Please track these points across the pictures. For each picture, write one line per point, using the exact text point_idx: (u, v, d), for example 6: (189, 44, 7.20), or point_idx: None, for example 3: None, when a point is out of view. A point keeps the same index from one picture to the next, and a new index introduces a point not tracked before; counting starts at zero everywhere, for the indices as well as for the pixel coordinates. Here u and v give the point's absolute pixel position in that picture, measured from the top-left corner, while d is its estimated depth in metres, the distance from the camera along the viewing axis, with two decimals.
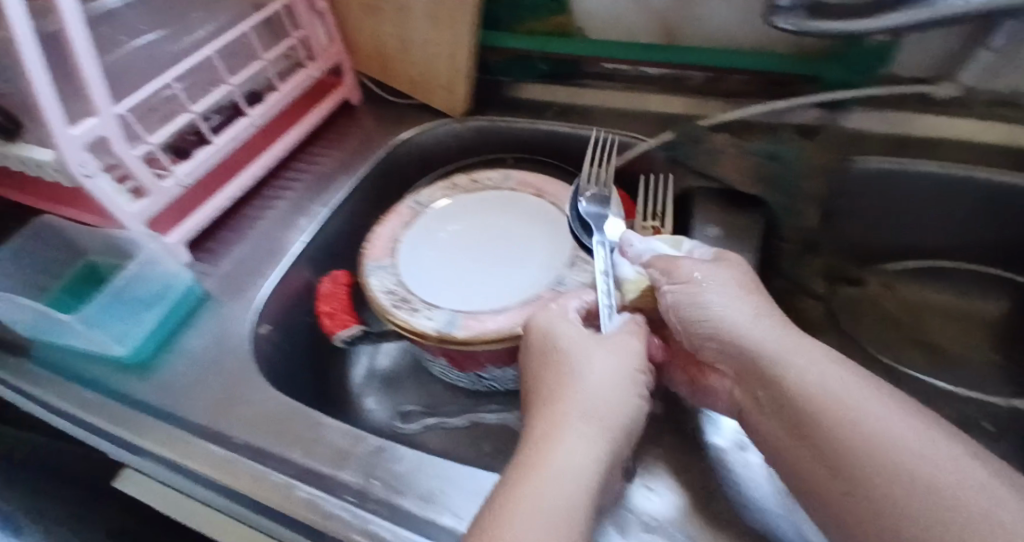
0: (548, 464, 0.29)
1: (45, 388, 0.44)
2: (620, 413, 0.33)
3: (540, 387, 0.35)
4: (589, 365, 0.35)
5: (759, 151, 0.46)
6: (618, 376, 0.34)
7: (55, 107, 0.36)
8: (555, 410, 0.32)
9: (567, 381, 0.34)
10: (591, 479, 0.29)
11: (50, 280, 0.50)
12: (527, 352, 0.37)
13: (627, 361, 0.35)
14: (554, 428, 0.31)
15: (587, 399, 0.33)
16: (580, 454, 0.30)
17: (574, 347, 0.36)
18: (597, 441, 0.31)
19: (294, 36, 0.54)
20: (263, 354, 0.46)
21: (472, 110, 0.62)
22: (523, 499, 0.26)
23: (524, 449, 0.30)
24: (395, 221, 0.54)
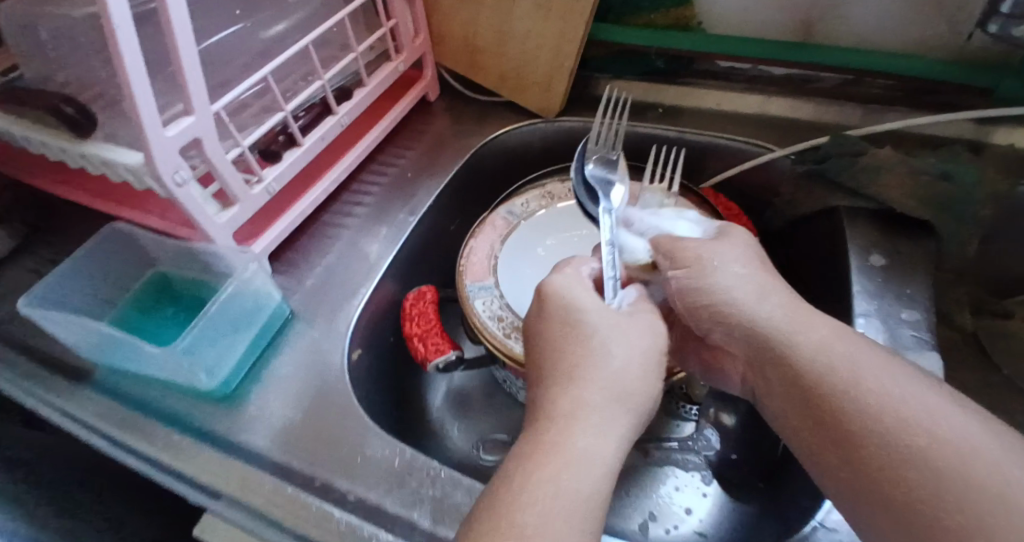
0: (568, 452, 0.26)
1: (110, 422, 0.37)
2: (639, 395, 0.30)
3: (548, 350, 0.32)
4: (605, 337, 0.32)
5: (927, 168, 0.40)
6: (643, 359, 0.31)
7: (151, 112, 0.32)
8: (572, 387, 0.29)
9: (584, 356, 0.31)
10: (607, 471, 0.26)
11: (116, 295, 0.45)
12: (538, 309, 0.35)
13: (651, 341, 0.32)
14: (567, 410, 0.28)
15: (609, 379, 0.29)
16: (602, 443, 0.27)
17: (594, 319, 0.33)
18: (619, 429, 0.28)
19: (385, 27, 0.50)
20: (359, 382, 0.42)
21: (564, 108, 0.57)
22: (533, 484, 0.25)
23: (535, 425, 0.28)
24: (491, 232, 0.49)
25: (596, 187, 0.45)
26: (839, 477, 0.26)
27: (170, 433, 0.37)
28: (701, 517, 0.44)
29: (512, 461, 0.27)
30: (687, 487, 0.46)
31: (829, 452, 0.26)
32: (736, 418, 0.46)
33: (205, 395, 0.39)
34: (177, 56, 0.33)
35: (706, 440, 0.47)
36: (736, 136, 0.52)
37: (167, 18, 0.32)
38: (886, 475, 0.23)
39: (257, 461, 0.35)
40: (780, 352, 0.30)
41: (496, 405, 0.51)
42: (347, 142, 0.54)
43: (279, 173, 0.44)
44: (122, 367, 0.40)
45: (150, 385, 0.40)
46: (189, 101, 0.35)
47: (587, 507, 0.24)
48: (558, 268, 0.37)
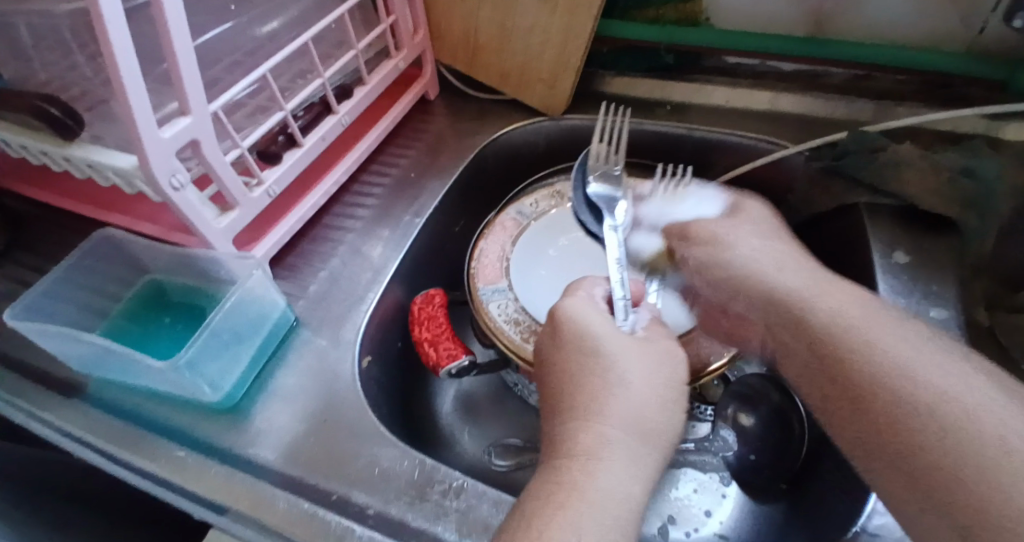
0: (592, 494, 0.25)
1: (106, 439, 0.35)
2: (660, 431, 0.29)
3: (566, 383, 0.30)
4: (622, 368, 0.30)
5: (949, 164, 0.40)
6: (665, 390, 0.30)
7: (145, 111, 0.30)
8: (591, 421, 0.28)
9: (602, 388, 0.29)
10: (632, 513, 0.25)
11: (108, 304, 0.43)
12: (553, 336, 0.33)
13: (672, 372, 0.31)
14: (587, 448, 0.27)
15: (630, 414, 0.28)
16: (626, 484, 0.26)
17: (615, 347, 0.31)
18: (643, 467, 0.27)
19: (385, 23, 0.48)
20: (370, 391, 0.40)
21: (568, 106, 0.56)
22: (560, 527, 0.23)
23: (557, 462, 0.26)
24: (501, 234, 0.47)
25: (600, 204, 0.43)
26: (865, 450, 0.25)
27: (173, 448, 0.34)
28: (723, 518, 0.43)
29: (529, 499, 0.25)
30: (705, 488, 0.45)
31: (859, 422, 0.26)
32: (755, 418, 0.43)
33: (208, 408, 0.37)
34: (171, 51, 0.31)
35: (723, 441, 0.44)
36: (747, 133, 0.51)
37: (160, 11, 0.30)
38: (909, 443, 0.23)
39: (268, 476, 0.33)
40: (793, 350, 0.31)
41: (506, 408, 0.49)
42: (347, 142, 0.52)
43: (279, 175, 0.42)
44: (117, 380, 0.38)
45: (148, 398, 0.38)
46: (184, 99, 0.33)
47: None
48: (571, 291, 0.36)
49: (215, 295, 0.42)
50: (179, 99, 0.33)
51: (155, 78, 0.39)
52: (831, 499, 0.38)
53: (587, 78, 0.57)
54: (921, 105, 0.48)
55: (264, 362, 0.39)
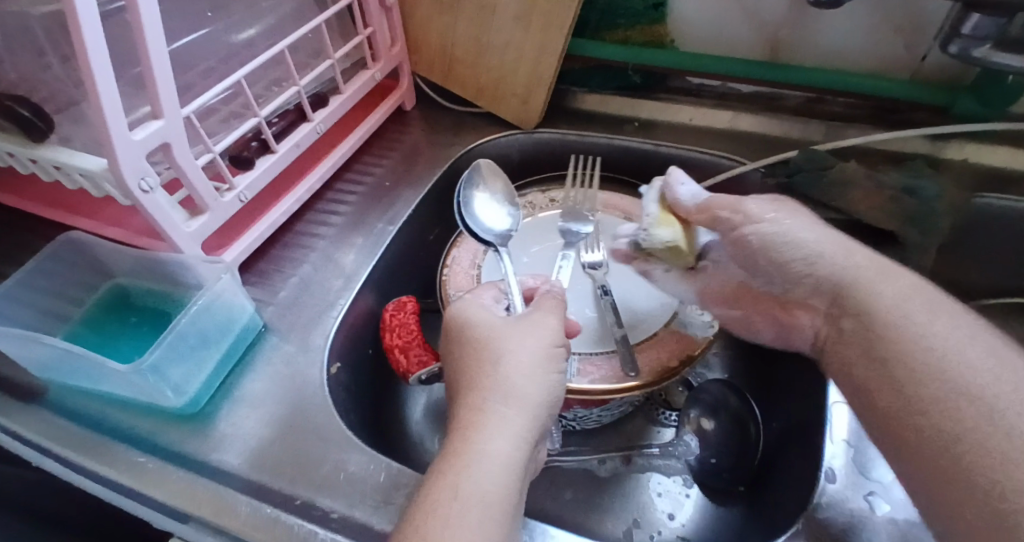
0: (468, 457, 0.26)
1: (63, 444, 0.34)
2: (538, 392, 0.30)
3: (459, 371, 0.32)
4: (500, 345, 0.31)
5: (892, 183, 0.43)
6: (544, 357, 0.31)
7: (117, 112, 0.30)
8: (472, 397, 0.29)
9: (478, 366, 0.31)
10: (511, 472, 0.27)
11: (69, 308, 0.42)
12: (446, 330, 0.34)
13: (549, 337, 0.32)
14: (468, 421, 0.28)
15: (510, 381, 0.30)
16: (502, 445, 0.27)
17: (498, 330, 0.32)
18: (521, 427, 0.28)
19: (362, 35, 0.50)
20: (340, 397, 0.40)
21: (541, 121, 0.58)
22: (441, 496, 0.25)
23: (449, 438, 0.28)
24: (473, 243, 0.49)
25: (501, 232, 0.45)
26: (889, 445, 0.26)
27: (133, 454, 0.34)
28: (684, 521, 0.44)
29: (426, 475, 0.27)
30: (668, 492, 0.46)
31: (887, 400, 0.27)
32: (716, 423, 0.46)
33: (169, 414, 0.36)
34: (144, 54, 0.31)
35: (686, 445, 0.45)
36: (711, 150, 0.53)
37: (136, 16, 0.30)
38: None
39: (231, 481, 0.33)
40: None
41: None
42: (321, 150, 0.52)
43: (251, 181, 0.42)
44: (77, 386, 0.37)
45: (107, 404, 0.37)
46: (156, 103, 0.33)
47: (491, 509, 0.25)
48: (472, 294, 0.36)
49: (181, 300, 0.42)
50: (152, 103, 0.33)
51: (126, 81, 0.39)
52: (779, 496, 0.40)
53: (559, 94, 0.59)
54: (868, 127, 0.51)
55: (230, 368, 0.39)
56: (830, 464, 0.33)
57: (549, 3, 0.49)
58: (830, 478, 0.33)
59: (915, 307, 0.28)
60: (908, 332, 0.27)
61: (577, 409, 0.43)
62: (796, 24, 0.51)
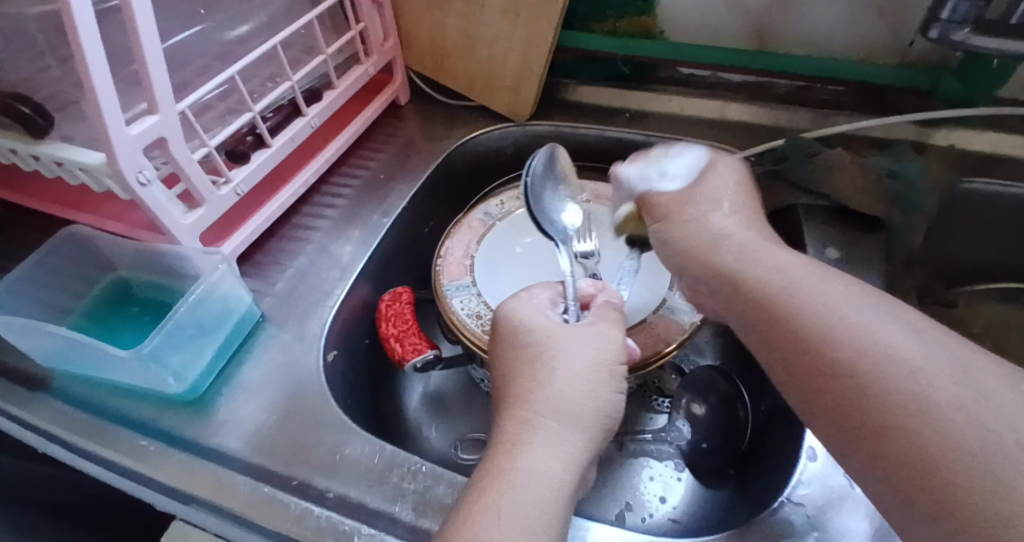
0: (513, 474, 0.25)
1: (70, 430, 0.36)
2: (590, 410, 0.29)
3: (507, 383, 0.31)
4: (562, 354, 0.31)
5: (876, 168, 0.44)
6: (597, 376, 0.30)
7: (113, 106, 0.31)
8: (520, 410, 0.29)
9: (530, 377, 0.30)
10: (559, 495, 0.25)
11: (72, 301, 0.43)
12: (498, 341, 0.34)
13: (606, 355, 0.31)
14: (514, 435, 0.27)
15: (558, 397, 0.29)
16: (550, 463, 0.26)
17: (552, 343, 0.32)
18: (571, 446, 0.27)
19: (354, 30, 0.51)
20: (336, 383, 0.41)
21: (533, 113, 0.59)
22: (483, 511, 0.23)
23: (492, 452, 0.27)
24: (467, 233, 0.50)
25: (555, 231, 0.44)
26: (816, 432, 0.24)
27: (135, 439, 0.35)
28: (675, 503, 0.45)
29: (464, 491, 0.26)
30: (661, 476, 0.47)
31: (800, 383, 0.25)
32: (706, 407, 0.47)
33: (170, 400, 0.37)
34: (139, 50, 0.32)
35: (678, 430, 0.47)
36: (701, 140, 0.54)
37: (131, 13, 0.31)
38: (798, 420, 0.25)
39: (231, 464, 0.34)
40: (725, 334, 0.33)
41: (475, 404, 0.50)
42: (316, 145, 0.53)
43: (246, 175, 0.43)
44: (80, 374, 0.38)
45: (112, 393, 0.38)
46: (152, 99, 0.34)
47: (534, 532, 0.23)
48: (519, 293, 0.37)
49: (180, 290, 0.43)
50: (148, 98, 0.34)
51: (122, 79, 0.40)
52: (764, 472, 0.41)
53: (551, 86, 0.60)
54: (855, 115, 0.52)
55: (229, 357, 0.40)
56: (811, 443, 0.34)
57: None
58: (810, 455, 0.34)
59: (822, 291, 0.26)
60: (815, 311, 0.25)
61: None
62: (783, 12, 0.51)
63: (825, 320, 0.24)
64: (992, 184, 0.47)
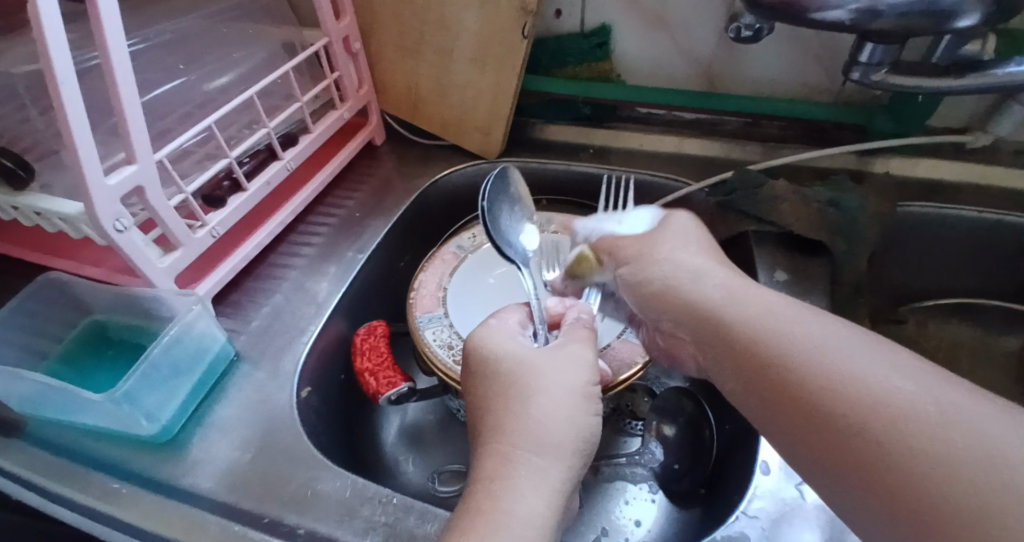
0: (496, 516, 0.26)
1: (43, 474, 0.36)
2: (569, 436, 0.29)
3: (486, 417, 0.31)
4: (537, 382, 0.32)
5: (818, 197, 0.47)
6: (575, 402, 0.31)
7: (92, 159, 0.33)
8: (499, 445, 0.29)
9: (509, 408, 0.30)
10: (542, 533, 0.26)
11: (48, 345, 0.44)
12: (473, 371, 0.34)
13: (582, 380, 0.32)
14: (494, 472, 0.28)
15: (535, 428, 0.29)
16: (533, 501, 0.26)
17: (528, 371, 0.32)
18: (553, 479, 0.28)
19: (328, 79, 0.53)
20: (310, 420, 0.42)
21: (502, 150, 0.61)
22: None
23: (475, 491, 0.27)
24: (439, 267, 0.52)
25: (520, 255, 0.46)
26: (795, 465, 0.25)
27: (107, 482, 0.36)
28: (650, 526, 0.47)
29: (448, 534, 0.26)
30: (636, 499, 0.48)
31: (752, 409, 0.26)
32: (676, 428, 0.48)
33: (144, 442, 0.38)
34: (119, 106, 0.34)
35: (651, 453, 0.47)
36: (660, 173, 0.57)
37: (111, 73, 0.33)
38: None
39: (204, 504, 0.35)
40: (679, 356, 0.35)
41: (451, 435, 0.51)
42: (293, 187, 0.55)
43: (223, 218, 0.45)
44: (54, 419, 0.39)
45: (84, 435, 0.39)
46: (130, 150, 0.36)
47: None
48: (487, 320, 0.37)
49: (155, 332, 0.44)
50: (126, 150, 0.36)
51: (103, 131, 0.42)
52: (729, 491, 0.43)
53: (519, 126, 0.63)
54: (801, 147, 0.56)
55: (202, 396, 0.41)
56: (764, 458, 0.36)
57: (500, 46, 0.53)
58: (763, 470, 0.35)
59: (786, 323, 0.27)
60: (788, 347, 0.26)
61: None
62: (729, 56, 0.55)
63: (800, 354, 0.25)
64: (929, 208, 0.50)
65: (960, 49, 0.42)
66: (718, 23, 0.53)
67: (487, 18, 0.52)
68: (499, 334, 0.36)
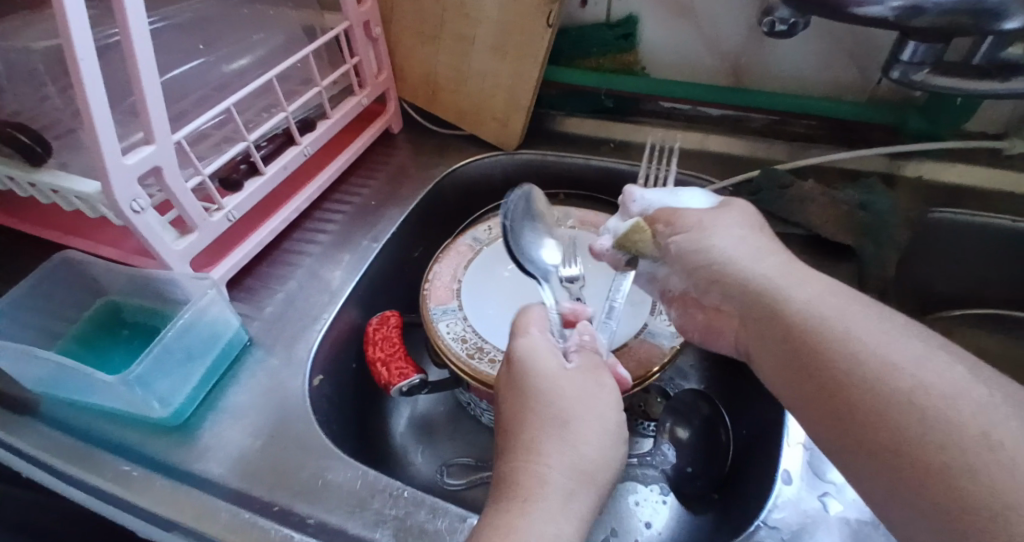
0: (527, 533, 0.25)
1: (55, 455, 0.36)
2: (597, 468, 0.29)
3: (517, 430, 0.30)
4: (568, 404, 0.31)
5: (848, 199, 0.46)
6: (604, 433, 0.31)
7: (111, 139, 0.32)
8: (532, 462, 0.28)
9: (543, 425, 0.30)
10: None
11: (61, 325, 0.44)
12: (504, 381, 0.33)
13: (614, 415, 0.32)
14: (525, 489, 0.27)
15: (569, 454, 0.29)
16: (562, 523, 0.26)
17: (563, 391, 0.32)
18: (581, 505, 0.27)
19: (348, 64, 0.53)
20: (322, 408, 0.42)
21: (522, 142, 0.60)
22: None
23: (506, 504, 0.26)
24: (454, 259, 0.51)
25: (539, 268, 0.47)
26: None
27: (120, 464, 0.36)
28: (660, 530, 0.46)
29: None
30: (647, 501, 0.47)
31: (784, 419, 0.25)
32: (690, 431, 0.47)
33: (157, 425, 0.38)
34: (138, 85, 0.34)
35: (663, 455, 0.46)
36: (681, 169, 0.56)
37: (132, 52, 0.33)
38: None
39: (215, 490, 0.35)
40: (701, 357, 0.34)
41: (461, 428, 0.51)
42: (309, 173, 0.55)
43: (239, 202, 0.44)
44: (66, 398, 0.38)
45: (98, 416, 0.39)
46: (149, 130, 0.36)
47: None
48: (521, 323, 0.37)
49: (170, 315, 0.43)
50: (145, 130, 0.36)
51: (121, 110, 0.41)
52: (745, 493, 0.42)
53: (539, 117, 0.62)
54: (829, 147, 0.54)
55: (214, 381, 0.41)
56: (786, 467, 0.35)
57: (523, 34, 0.52)
58: (785, 479, 0.35)
59: None
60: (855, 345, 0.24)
61: None
62: (758, 51, 0.54)
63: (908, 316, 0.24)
64: (963, 215, 0.49)
65: (1005, 51, 0.41)
66: (749, 17, 0.51)
67: (511, 6, 0.51)
68: (539, 338, 0.35)
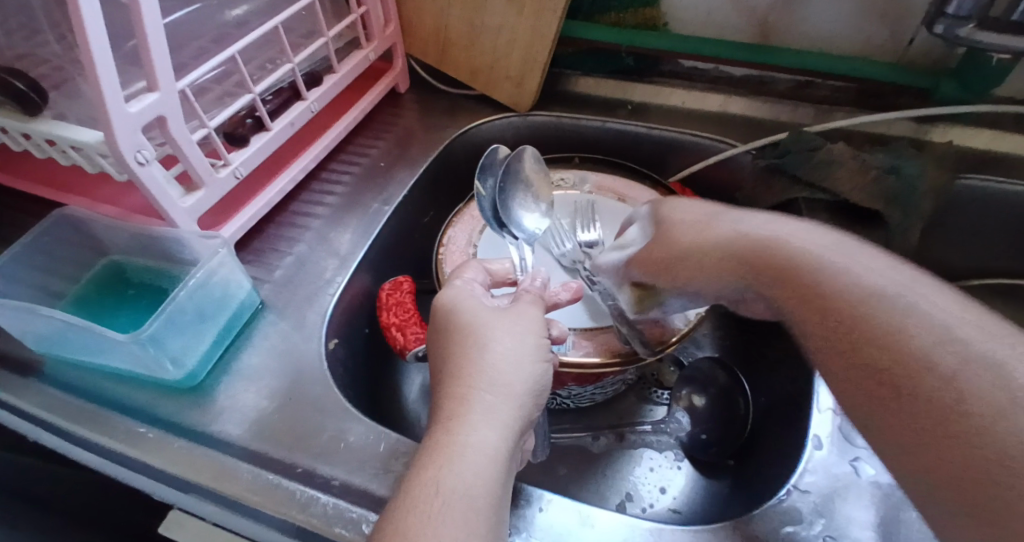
0: (452, 450, 0.25)
1: (64, 416, 0.35)
2: (524, 380, 0.28)
3: (443, 362, 0.30)
4: (483, 331, 0.30)
5: (878, 163, 0.45)
6: (526, 347, 0.30)
7: (114, 83, 0.30)
8: (454, 387, 0.28)
9: (464, 350, 0.29)
10: (496, 462, 0.25)
11: (64, 285, 0.42)
12: (432, 321, 0.33)
13: (536, 328, 0.31)
14: (448, 411, 0.27)
15: (490, 370, 0.28)
16: (485, 433, 0.26)
17: (480, 319, 0.31)
18: (505, 415, 0.27)
19: (356, 14, 0.50)
20: (337, 372, 0.41)
21: (536, 103, 0.58)
22: (425, 488, 0.23)
23: (434, 430, 0.26)
24: (468, 222, 0.49)
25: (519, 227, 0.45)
26: (886, 437, 0.24)
27: (133, 425, 0.35)
28: (675, 494, 0.45)
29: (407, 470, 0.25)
30: (660, 468, 0.46)
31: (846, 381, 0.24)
32: (706, 399, 0.47)
33: (169, 386, 0.36)
34: (140, 26, 0.31)
35: (677, 423, 0.46)
36: (701, 133, 0.54)
37: None
38: None
39: (233, 452, 0.34)
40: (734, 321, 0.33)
41: None
42: (315, 131, 0.52)
43: (246, 158, 0.42)
44: (72, 359, 0.37)
45: (105, 377, 0.37)
46: (152, 77, 0.33)
47: (474, 500, 0.23)
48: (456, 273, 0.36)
49: (177, 276, 0.42)
50: (147, 76, 0.33)
51: (120, 57, 0.39)
52: (765, 457, 0.42)
53: (554, 77, 0.60)
54: (855, 111, 0.53)
55: (227, 343, 0.39)
56: (817, 433, 0.36)
57: None
58: (816, 445, 0.35)
59: None
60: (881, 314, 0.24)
61: (572, 386, 0.43)
62: (786, 8, 0.51)
63: None
64: (992, 182, 0.48)
65: None
66: None
67: None
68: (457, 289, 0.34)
